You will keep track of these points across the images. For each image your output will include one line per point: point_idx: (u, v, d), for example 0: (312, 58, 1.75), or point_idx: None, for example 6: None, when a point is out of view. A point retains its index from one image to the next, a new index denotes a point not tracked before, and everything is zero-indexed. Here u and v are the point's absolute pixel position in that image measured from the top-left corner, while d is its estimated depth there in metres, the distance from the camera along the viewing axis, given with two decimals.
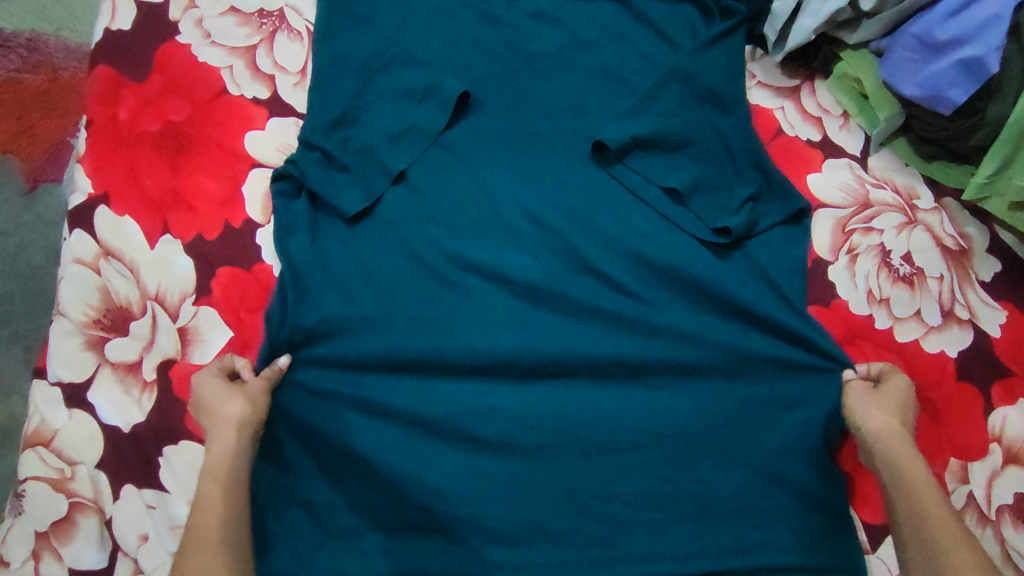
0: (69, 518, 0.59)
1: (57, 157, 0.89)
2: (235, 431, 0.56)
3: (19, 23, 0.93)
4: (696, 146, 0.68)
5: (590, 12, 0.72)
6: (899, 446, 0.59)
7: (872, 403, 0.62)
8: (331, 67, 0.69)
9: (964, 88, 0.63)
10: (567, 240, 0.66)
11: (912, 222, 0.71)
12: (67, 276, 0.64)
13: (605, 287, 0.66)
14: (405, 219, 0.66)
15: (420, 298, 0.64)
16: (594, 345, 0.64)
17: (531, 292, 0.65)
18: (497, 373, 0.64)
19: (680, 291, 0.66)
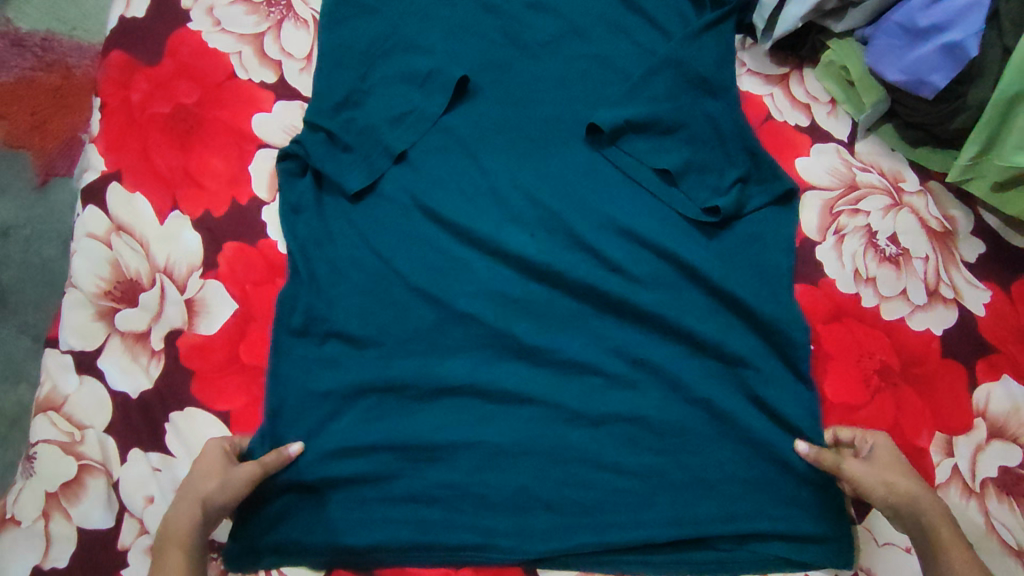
0: (78, 479, 0.61)
1: (70, 150, 0.92)
2: (196, 506, 0.56)
3: (35, 23, 0.96)
4: (687, 130, 0.71)
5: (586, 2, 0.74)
6: (924, 508, 0.57)
7: (874, 472, 0.58)
8: (336, 53, 0.72)
9: (945, 73, 0.65)
10: (561, 220, 0.68)
11: (897, 204, 0.73)
12: (80, 249, 0.67)
13: (598, 265, 0.68)
14: (405, 199, 0.68)
15: (419, 273, 0.67)
16: (586, 320, 0.67)
17: (526, 268, 0.67)
18: (493, 347, 0.66)
19: (672, 269, 0.68)
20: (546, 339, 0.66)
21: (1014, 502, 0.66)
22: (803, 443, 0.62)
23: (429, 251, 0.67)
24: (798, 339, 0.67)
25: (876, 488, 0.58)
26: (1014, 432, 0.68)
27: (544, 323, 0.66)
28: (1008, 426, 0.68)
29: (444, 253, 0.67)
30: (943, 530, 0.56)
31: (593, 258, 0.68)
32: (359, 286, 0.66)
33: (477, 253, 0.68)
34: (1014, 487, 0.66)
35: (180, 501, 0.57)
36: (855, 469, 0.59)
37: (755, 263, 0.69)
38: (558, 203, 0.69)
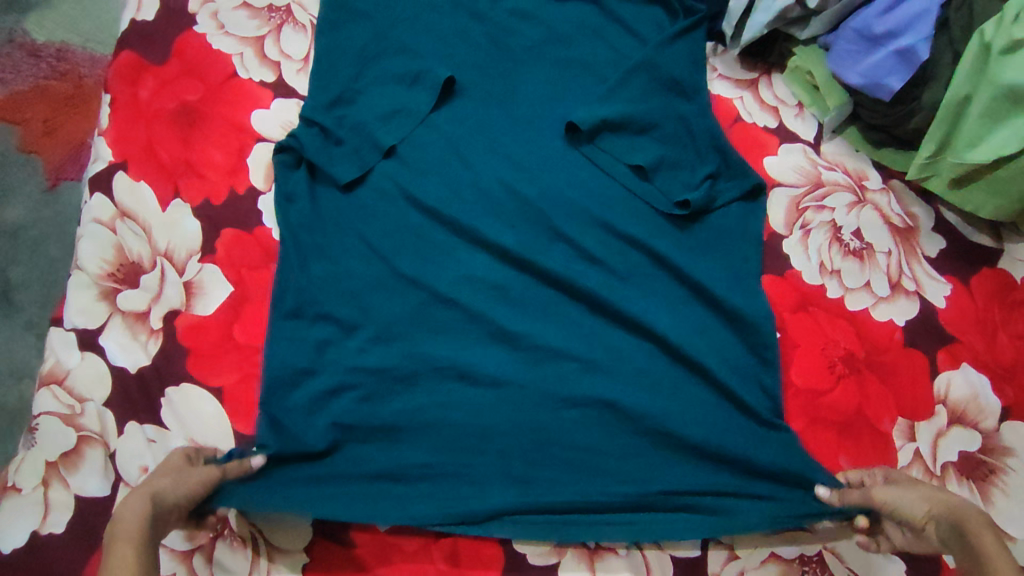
0: (77, 449, 0.64)
1: (80, 154, 0.97)
2: (147, 500, 0.52)
3: (51, 34, 1.01)
4: (661, 130, 0.75)
5: (566, 10, 0.79)
6: (970, 517, 0.53)
7: (909, 492, 0.58)
8: (332, 54, 0.76)
9: (900, 76, 0.70)
10: (541, 211, 0.72)
11: (861, 201, 0.77)
12: (86, 234, 0.71)
13: (575, 255, 0.72)
14: (393, 190, 0.72)
15: (405, 259, 0.70)
16: (562, 306, 0.71)
17: (507, 255, 0.71)
18: (474, 330, 0.69)
19: (646, 260, 0.72)
20: (524, 324, 0.69)
21: (973, 485, 0.68)
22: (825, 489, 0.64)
23: (415, 238, 0.71)
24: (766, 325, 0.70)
25: (912, 502, 0.56)
26: (973, 419, 0.71)
27: (523, 310, 0.70)
28: (967, 413, 0.71)
29: (429, 240, 0.71)
30: (988, 533, 0.51)
31: (571, 248, 0.72)
32: (348, 271, 0.70)
33: (461, 242, 0.72)
34: (974, 471, 0.69)
35: (129, 501, 0.52)
36: (885, 491, 0.58)
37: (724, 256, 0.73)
38: (536, 196, 0.73)
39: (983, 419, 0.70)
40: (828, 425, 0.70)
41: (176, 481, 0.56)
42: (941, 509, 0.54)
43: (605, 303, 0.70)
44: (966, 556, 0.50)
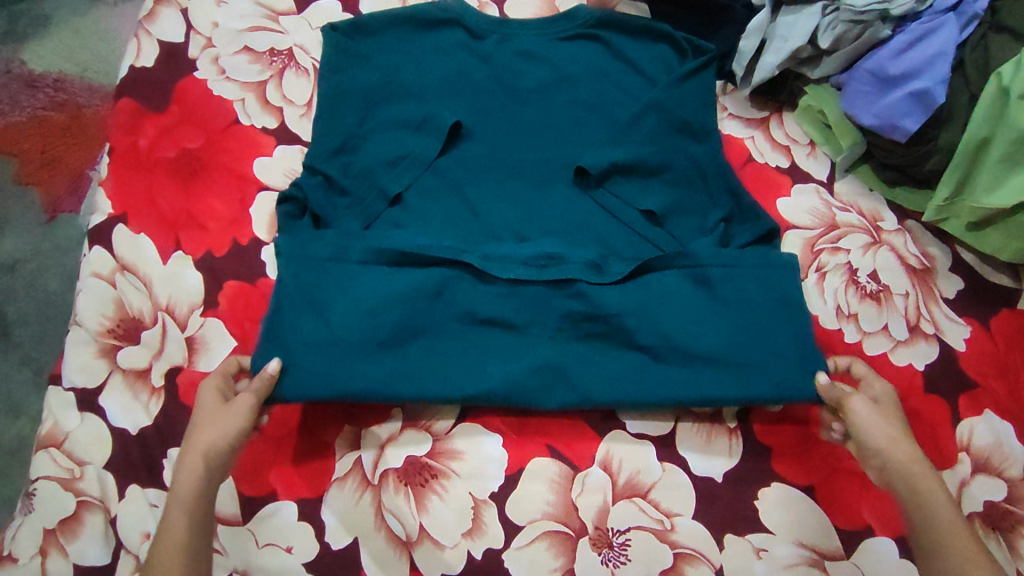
0: (76, 516, 0.62)
1: (77, 186, 0.94)
2: (200, 459, 0.59)
3: (49, 65, 0.99)
4: (672, 172, 0.72)
5: (573, 51, 0.77)
6: (915, 471, 0.59)
7: (880, 418, 0.61)
8: (333, 98, 0.74)
9: (916, 118, 0.69)
10: (551, 264, 0.67)
11: (876, 242, 0.76)
12: (86, 288, 0.69)
13: (580, 310, 0.66)
14: (389, 240, 0.67)
15: (402, 318, 0.65)
16: (575, 358, 0.66)
17: (519, 303, 0.66)
18: (478, 377, 0.65)
19: (664, 310, 0.66)
20: (533, 382, 0.65)
21: (1000, 536, 0.67)
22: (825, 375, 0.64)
23: (405, 296, 0.65)
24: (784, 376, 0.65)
25: (878, 433, 0.60)
26: (998, 466, 0.69)
27: (532, 362, 0.65)
28: (992, 460, 0.69)
29: (424, 296, 0.65)
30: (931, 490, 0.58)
31: (569, 308, 0.66)
32: (342, 323, 0.63)
33: (461, 295, 0.66)
34: (1000, 522, 0.67)
35: (187, 458, 0.59)
36: (861, 410, 0.61)
37: (764, 282, 0.67)
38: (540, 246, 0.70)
39: (1008, 467, 0.69)
40: (849, 475, 0.68)
41: (216, 424, 0.60)
42: (890, 458, 0.60)
43: (619, 356, 0.66)
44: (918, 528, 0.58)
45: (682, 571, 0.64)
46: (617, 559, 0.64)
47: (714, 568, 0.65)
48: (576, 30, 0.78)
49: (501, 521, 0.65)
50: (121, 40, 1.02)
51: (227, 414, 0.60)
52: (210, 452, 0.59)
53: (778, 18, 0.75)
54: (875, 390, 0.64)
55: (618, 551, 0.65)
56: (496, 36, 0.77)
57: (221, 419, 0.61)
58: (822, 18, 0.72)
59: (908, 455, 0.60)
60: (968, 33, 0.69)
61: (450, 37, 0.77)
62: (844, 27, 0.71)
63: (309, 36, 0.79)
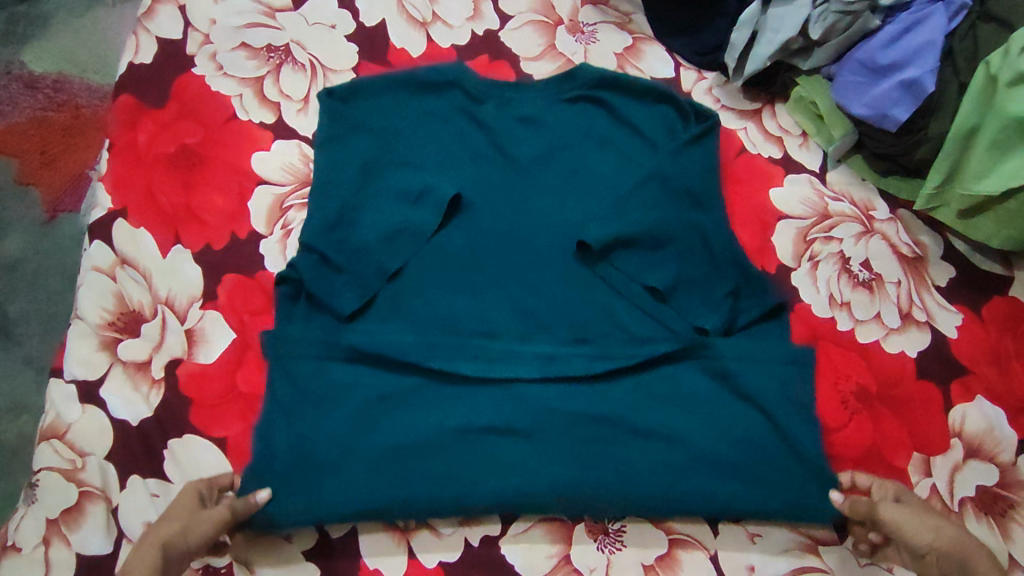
0: (78, 506, 0.63)
1: (78, 186, 0.95)
2: (157, 552, 0.57)
3: (48, 65, 1.00)
4: (678, 244, 0.70)
5: (574, 116, 0.76)
6: (971, 558, 0.58)
7: (919, 517, 0.61)
8: (330, 169, 0.72)
9: (906, 107, 0.69)
10: (554, 363, 0.66)
11: (869, 231, 0.76)
12: (86, 282, 0.69)
13: (587, 413, 0.65)
14: (391, 334, 0.66)
15: (404, 429, 0.64)
16: (583, 458, 0.64)
17: (525, 397, 0.65)
18: (484, 480, 0.63)
19: (665, 412, 0.66)
20: (539, 491, 0.63)
21: (992, 521, 0.67)
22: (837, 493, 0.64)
23: (410, 400, 0.65)
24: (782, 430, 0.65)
25: (920, 530, 0.60)
26: (990, 452, 0.69)
27: (544, 455, 0.64)
28: (984, 446, 0.70)
29: (426, 399, 0.66)
30: (986, 571, 0.58)
31: (570, 415, 0.65)
32: (348, 428, 0.64)
33: (463, 400, 0.65)
34: (992, 507, 0.68)
35: (140, 550, 0.58)
36: (893, 515, 0.61)
37: (775, 374, 0.67)
38: (542, 343, 0.67)
39: (1000, 452, 0.69)
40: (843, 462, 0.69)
41: (185, 525, 0.59)
42: (941, 552, 0.59)
43: (628, 451, 0.65)
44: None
45: (677, 558, 0.66)
46: (613, 545, 0.66)
47: (709, 554, 0.66)
48: (578, 91, 0.77)
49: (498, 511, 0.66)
50: (120, 41, 1.03)
51: (193, 518, 0.59)
52: (169, 543, 0.58)
53: (768, 11, 0.75)
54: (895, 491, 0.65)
55: (614, 537, 0.66)
56: (494, 100, 0.76)
57: (186, 518, 0.59)
58: (813, 9, 0.73)
59: (957, 544, 0.59)
60: (957, 22, 0.69)
61: (448, 101, 0.76)
62: (834, 18, 0.72)
63: (306, 32, 0.79)
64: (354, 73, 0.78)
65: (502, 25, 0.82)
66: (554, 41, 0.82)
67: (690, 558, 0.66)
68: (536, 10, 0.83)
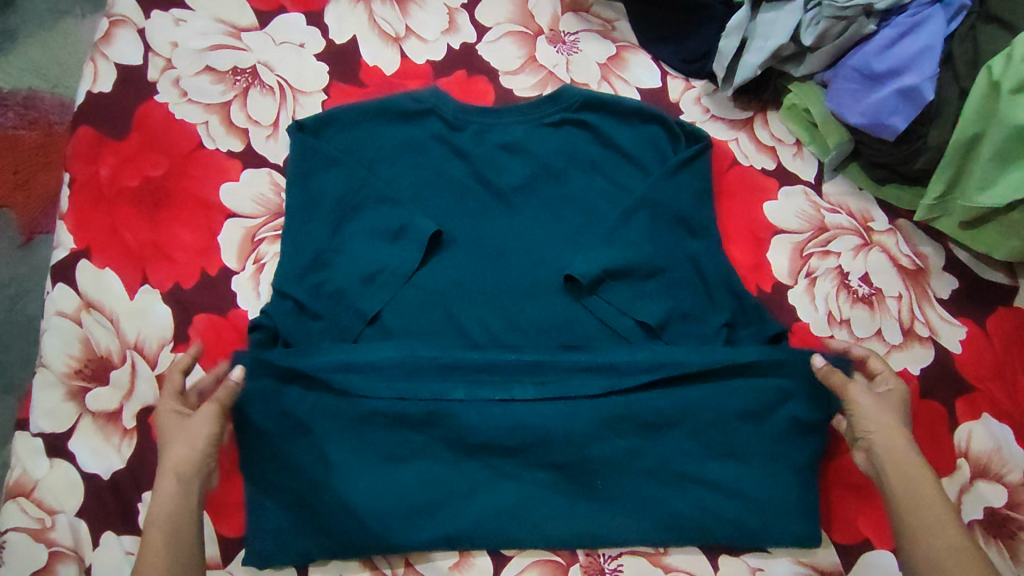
0: (48, 567, 0.60)
1: (56, 207, 0.82)
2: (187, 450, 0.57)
3: (14, 81, 0.86)
4: (669, 274, 0.68)
5: (558, 140, 0.73)
6: (906, 456, 0.57)
7: (876, 401, 0.60)
8: (304, 209, 0.69)
9: (904, 115, 0.66)
10: (547, 386, 0.63)
11: (867, 244, 0.73)
12: (49, 328, 0.66)
13: (584, 444, 0.62)
14: (366, 380, 0.62)
15: (393, 479, 0.62)
16: (573, 505, 0.63)
17: (514, 444, 0.62)
18: (477, 531, 0.63)
19: (659, 450, 0.63)
20: (531, 540, 0.63)
21: (1001, 544, 0.65)
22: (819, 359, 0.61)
23: (398, 454, 0.62)
24: (780, 463, 0.63)
25: (869, 415, 0.59)
26: (997, 472, 0.67)
27: (537, 500, 0.63)
28: (991, 466, 0.67)
29: (410, 450, 0.62)
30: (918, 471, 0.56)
31: (561, 460, 0.62)
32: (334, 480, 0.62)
33: (453, 445, 0.62)
34: (1001, 529, 0.65)
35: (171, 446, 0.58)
36: (858, 393, 0.60)
37: (777, 412, 0.64)
38: (529, 350, 0.65)
39: (1008, 472, 0.67)
40: (847, 488, 0.68)
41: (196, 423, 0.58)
42: (883, 439, 0.58)
43: (624, 494, 0.63)
44: (896, 488, 0.56)
45: None
46: None
47: None
48: (561, 114, 0.73)
49: (489, 553, 0.65)
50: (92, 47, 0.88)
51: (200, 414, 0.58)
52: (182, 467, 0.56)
53: (757, 16, 0.72)
54: (889, 383, 0.62)
55: None
56: (475, 127, 0.72)
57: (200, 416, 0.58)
58: (805, 13, 0.70)
59: (901, 440, 0.58)
60: (956, 24, 0.66)
61: (426, 130, 0.72)
62: (827, 23, 0.68)
63: (273, 52, 0.75)
64: (325, 95, 0.75)
65: (479, 37, 0.78)
66: (534, 53, 0.78)
67: None
68: (515, 20, 0.79)
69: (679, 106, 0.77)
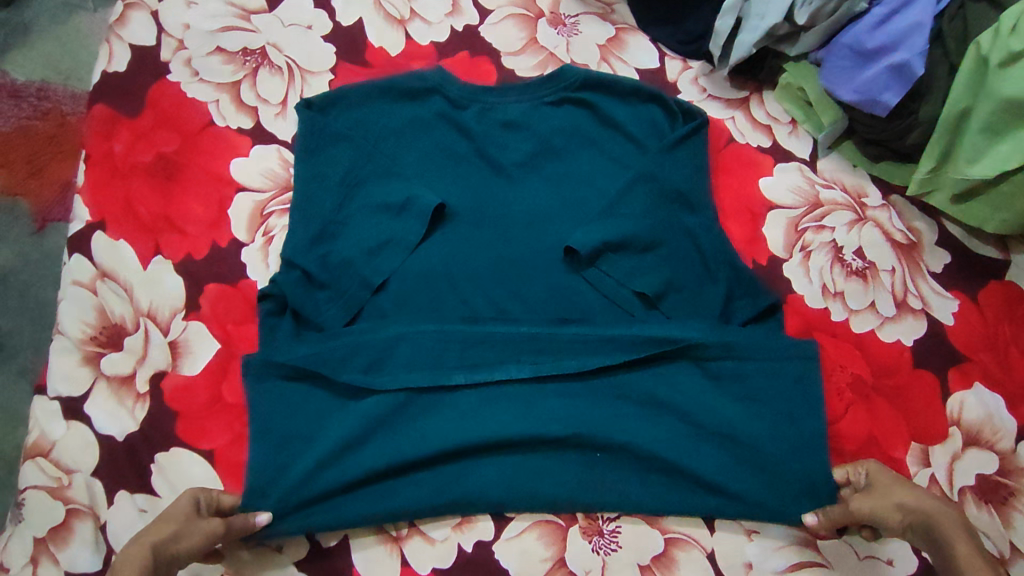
0: (65, 524, 0.62)
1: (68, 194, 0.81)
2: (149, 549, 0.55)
3: (31, 73, 0.87)
4: (667, 247, 0.69)
5: (559, 119, 0.74)
6: (939, 529, 0.56)
7: (879, 498, 0.60)
8: (312, 183, 0.71)
9: (896, 91, 0.68)
10: (547, 360, 0.64)
11: (861, 219, 0.75)
12: (66, 297, 0.68)
13: (579, 411, 0.64)
14: (370, 341, 0.64)
15: (393, 448, 0.63)
16: (573, 475, 0.64)
17: (512, 415, 0.63)
18: (480, 500, 0.64)
19: (651, 420, 0.64)
20: (529, 505, 0.65)
21: (992, 509, 0.66)
22: (812, 516, 0.63)
23: (402, 435, 0.63)
24: (776, 430, 0.64)
25: (881, 513, 0.60)
26: (989, 439, 0.68)
27: (538, 469, 0.64)
28: (983, 433, 0.69)
29: (410, 420, 0.63)
30: (954, 538, 0.55)
31: (560, 433, 0.63)
32: (331, 442, 0.62)
33: (451, 417, 0.63)
34: (992, 495, 0.67)
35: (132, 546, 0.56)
36: (859, 502, 0.61)
37: (771, 378, 0.65)
38: (528, 325, 0.65)
39: (999, 439, 0.68)
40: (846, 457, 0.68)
41: (180, 534, 0.57)
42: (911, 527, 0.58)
43: (625, 460, 0.64)
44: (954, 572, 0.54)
45: (673, 557, 0.66)
46: (608, 547, 0.66)
47: (706, 552, 0.66)
48: (561, 93, 0.75)
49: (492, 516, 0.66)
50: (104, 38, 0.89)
51: (185, 525, 0.58)
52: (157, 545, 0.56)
53: None
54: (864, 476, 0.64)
55: (609, 538, 0.66)
56: (476, 106, 0.74)
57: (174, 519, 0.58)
58: None
59: (922, 519, 0.58)
60: (945, 3, 0.67)
61: (430, 108, 0.74)
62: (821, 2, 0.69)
63: (282, 34, 0.78)
64: (332, 74, 0.77)
65: (481, 20, 0.80)
66: (535, 34, 0.80)
67: (687, 558, 0.66)
68: (517, 3, 0.81)
69: (677, 86, 0.80)
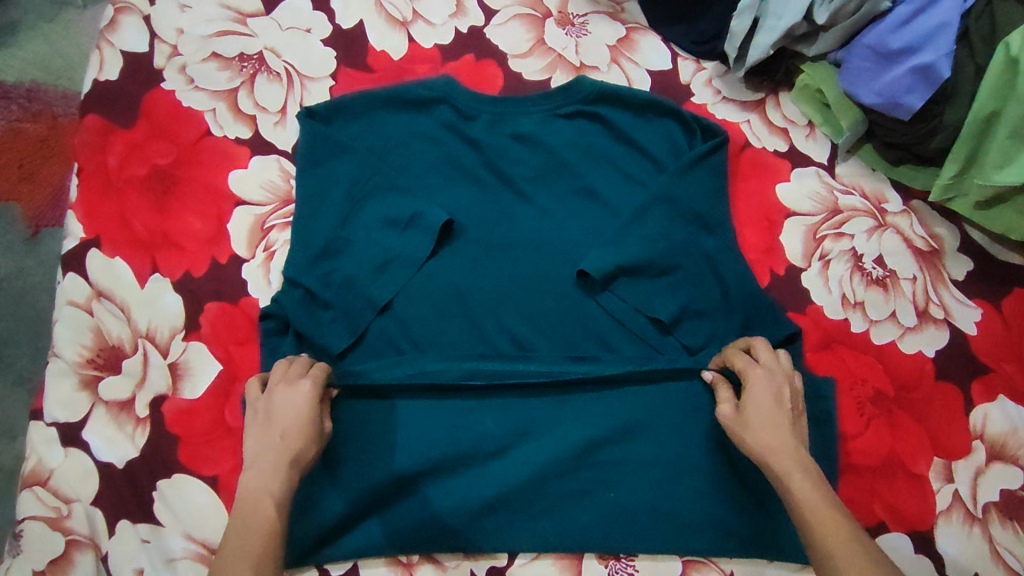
0: (65, 555, 0.60)
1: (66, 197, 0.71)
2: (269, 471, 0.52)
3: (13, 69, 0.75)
4: (683, 271, 0.66)
5: (570, 131, 0.72)
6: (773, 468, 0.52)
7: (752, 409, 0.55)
8: (315, 195, 0.68)
9: (920, 94, 0.65)
10: (562, 395, 0.64)
11: (882, 225, 0.73)
12: (61, 318, 0.66)
13: (592, 437, 0.62)
14: (384, 365, 0.63)
15: (407, 476, 0.61)
16: (588, 503, 0.63)
17: (526, 446, 0.63)
18: (490, 536, 0.63)
19: (668, 468, 0.62)
20: (539, 540, 0.63)
21: (1016, 526, 0.65)
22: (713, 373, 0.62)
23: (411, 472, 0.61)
24: None
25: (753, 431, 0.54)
26: (1013, 453, 0.67)
27: (547, 508, 0.63)
28: (1008, 447, 0.67)
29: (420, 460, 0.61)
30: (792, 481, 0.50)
31: (574, 465, 0.62)
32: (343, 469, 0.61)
33: (463, 453, 0.62)
34: (1017, 511, 0.65)
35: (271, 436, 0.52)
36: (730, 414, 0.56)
37: None
38: (539, 360, 0.63)
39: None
40: (868, 475, 0.66)
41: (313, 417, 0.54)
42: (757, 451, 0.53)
43: (641, 487, 0.62)
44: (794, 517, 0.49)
45: None
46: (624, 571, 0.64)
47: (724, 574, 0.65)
48: (575, 106, 0.72)
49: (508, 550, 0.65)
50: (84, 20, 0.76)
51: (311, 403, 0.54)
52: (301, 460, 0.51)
53: None
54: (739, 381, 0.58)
55: (625, 562, 0.65)
56: (486, 116, 0.71)
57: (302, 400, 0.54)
58: None
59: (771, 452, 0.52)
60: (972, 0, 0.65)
61: (437, 119, 0.71)
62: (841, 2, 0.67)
63: (279, 38, 0.75)
64: (333, 81, 0.74)
65: (486, 21, 0.77)
66: (543, 35, 0.77)
67: None
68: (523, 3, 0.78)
69: (690, 88, 0.77)
